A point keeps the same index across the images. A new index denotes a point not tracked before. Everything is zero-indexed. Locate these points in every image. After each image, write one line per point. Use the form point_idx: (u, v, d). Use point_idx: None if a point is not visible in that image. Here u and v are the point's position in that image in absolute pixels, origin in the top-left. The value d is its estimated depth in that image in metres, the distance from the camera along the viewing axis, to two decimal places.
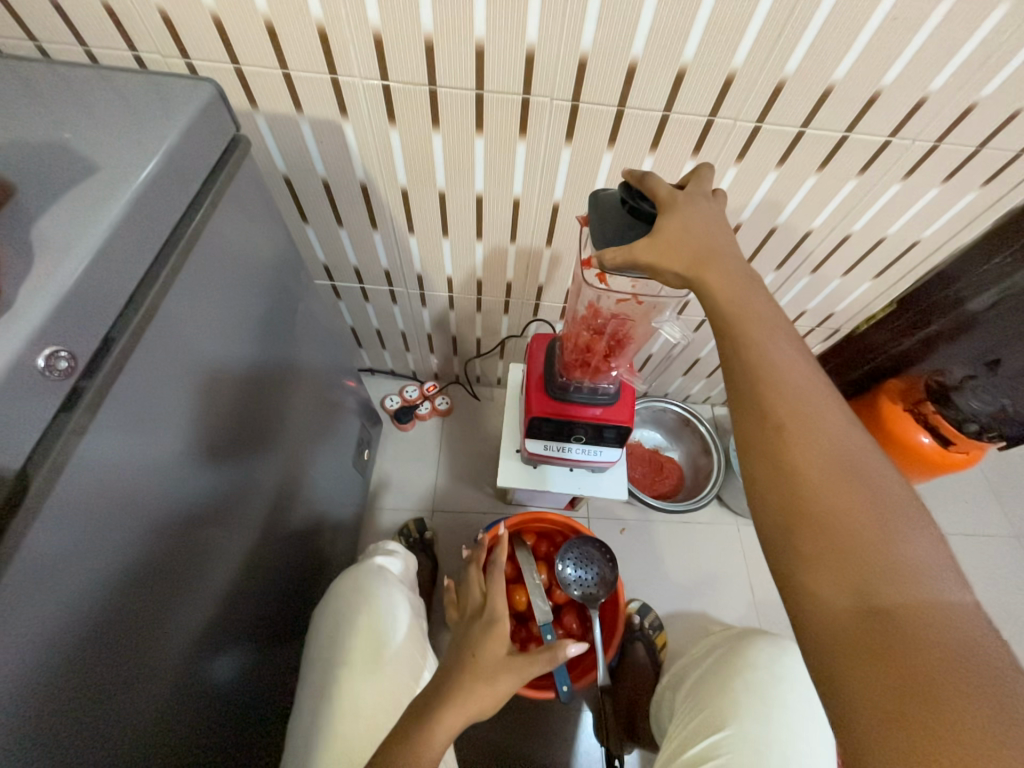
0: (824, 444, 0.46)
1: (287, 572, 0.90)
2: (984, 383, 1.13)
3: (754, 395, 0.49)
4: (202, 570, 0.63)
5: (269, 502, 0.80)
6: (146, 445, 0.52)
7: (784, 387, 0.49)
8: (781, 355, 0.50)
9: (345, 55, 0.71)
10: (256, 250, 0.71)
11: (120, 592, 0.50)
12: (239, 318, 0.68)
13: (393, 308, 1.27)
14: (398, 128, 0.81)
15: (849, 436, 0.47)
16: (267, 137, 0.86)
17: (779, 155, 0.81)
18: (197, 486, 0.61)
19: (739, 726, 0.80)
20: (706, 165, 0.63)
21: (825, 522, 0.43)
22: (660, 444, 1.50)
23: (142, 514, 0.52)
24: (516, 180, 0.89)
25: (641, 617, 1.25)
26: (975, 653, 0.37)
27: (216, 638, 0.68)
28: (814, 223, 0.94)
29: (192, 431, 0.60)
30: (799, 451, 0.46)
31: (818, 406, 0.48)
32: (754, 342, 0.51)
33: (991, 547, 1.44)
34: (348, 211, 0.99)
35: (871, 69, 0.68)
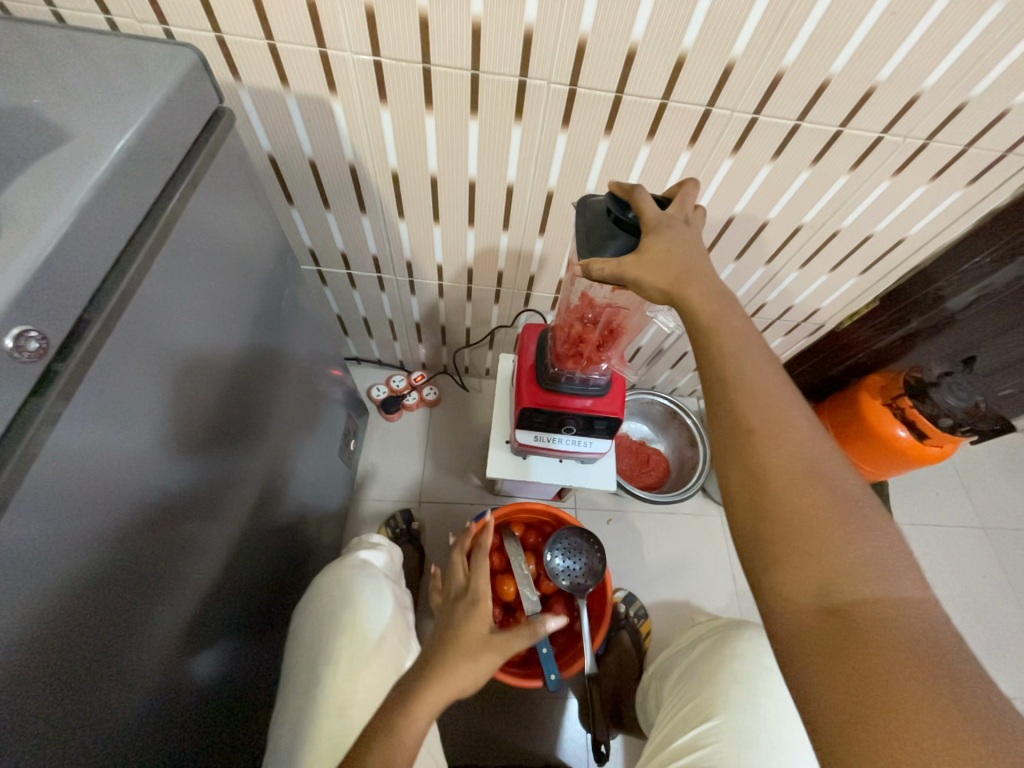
0: (793, 444, 0.42)
1: (269, 569, 0.75)
2: (960, 379, 1.02)
3: (720, 394, 0.45)
4: (206, 557, 0.57)
5: (250, 499, 0.67)
6: (137, 425, 0.45)
7: (753, 390, 0.44)
8: (748, 359, 0.46)
9: (336, 24, 0.57)
10: (221, 217, 0.55)
11: (126, 572, 0.44)
12: (199, 292, 0.52)
13: (381, 296, 1.05)
14: (435, 113, 0.66)
15: (818, 442, 0.43)
16: (252, 115, 0.68)
17: (853, 160, 0.71)
18: (205, 457, 0.56)
19: (728, 716, 0.68)
20: (693, 179, 0.56)
21: (780, 516, 0.40)
22: (645, 436, 1.32)
23: (140, 491, 0.46)
24: (510, 164, 0.73)
25: (627, 605, 1.07)
26: (941, 660, 0.34)
27: (216, 636, 0.61)
28: (908, 231, 0.83)
29: (178, 413, 0.50)
30: (771, 450, 0.42)
31: (787, 410, 0.44)
32: (721, 345, 0.47)
33: (975, 543, 1.29)
34: (335, 192, 0.79)
35: (917, 70, 0.59)
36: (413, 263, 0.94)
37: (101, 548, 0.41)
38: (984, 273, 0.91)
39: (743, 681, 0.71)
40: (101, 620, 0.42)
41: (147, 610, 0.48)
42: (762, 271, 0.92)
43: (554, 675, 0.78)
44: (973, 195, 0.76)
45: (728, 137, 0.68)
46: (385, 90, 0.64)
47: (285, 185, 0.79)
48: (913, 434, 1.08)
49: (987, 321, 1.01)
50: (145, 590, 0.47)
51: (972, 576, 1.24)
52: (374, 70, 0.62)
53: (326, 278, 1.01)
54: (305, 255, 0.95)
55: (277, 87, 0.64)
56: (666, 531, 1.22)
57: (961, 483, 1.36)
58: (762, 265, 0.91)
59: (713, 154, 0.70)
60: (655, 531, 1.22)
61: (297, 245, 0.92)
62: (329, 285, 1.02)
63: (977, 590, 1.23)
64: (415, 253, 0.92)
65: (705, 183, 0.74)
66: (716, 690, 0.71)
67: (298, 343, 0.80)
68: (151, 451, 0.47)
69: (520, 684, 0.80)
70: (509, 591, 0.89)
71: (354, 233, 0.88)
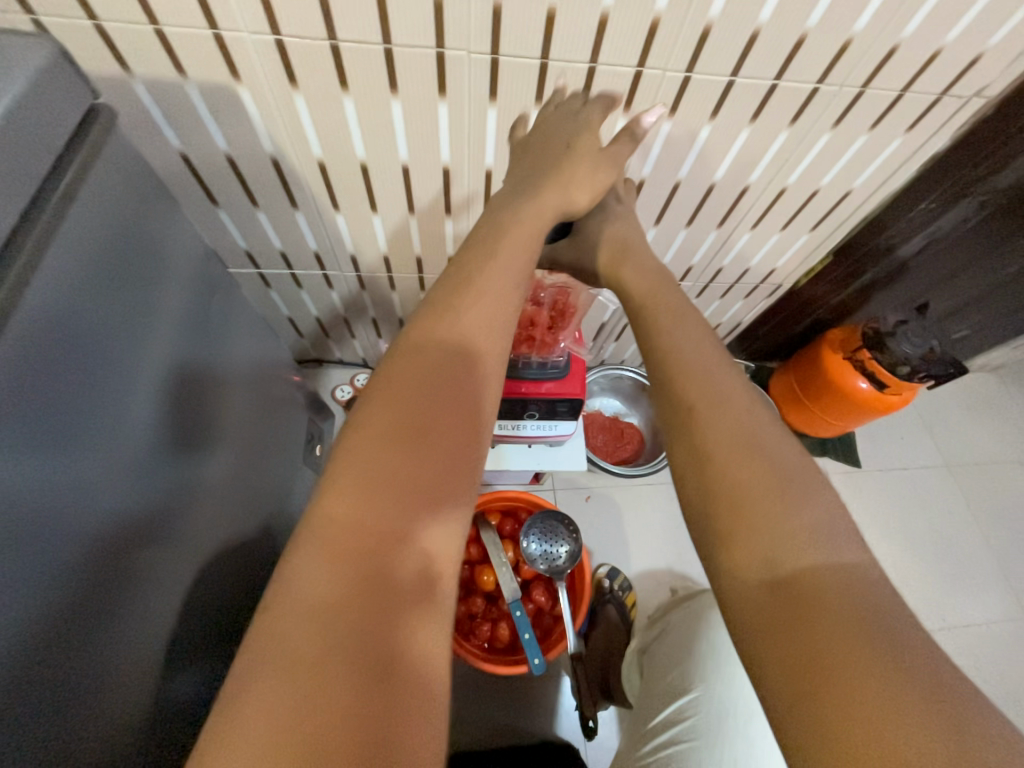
0: (731, 421, 0.43)
1: (244, 579, 0.74)
2: (916, 326, 1.05)
3: (662, 379, 0.47)
4: (175, 576, 0.57)
5: (219, 504, 0.66)
6: (77, 452, 0.44)
7: (691, 372, 0.46)
8: (685, 343, 0.48)
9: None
10: (146, 234, 0.53)
11: (84, 593, 0.44)
12: (133, 312, 0.50)
13: (330, 293, 1.00)
14: (352, 94, 0.62)
15: (757, 416, 0.44)
16: (152, 110, 0.63)
17: (792, 114, 0.69)
18: (163, 476, 0.55)
19: (706, 687, 0.70)
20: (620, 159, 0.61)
21: (718, 490, 0.41)
22: (618, 411, 1.31)
23: (88, 517, 0.45)
24: (442, 144, 0.69)
25: (610, 579, 1.09)
26: (876, 619, 0.34)
27: (193, 651, 0.61)
28: (855, 183, 0.82)
29: (120, 428, 0.48)
30: (709, 428, 0.43)
31: (725, 390, 0.45)
32: (661, 334, 0.50)
33: (940, 482, 1.34)
34: (260, 188, 0.74)
35: (846, 14, 0.57)
36: (358, 256, 0.90)
37: (45, 578, 0.41)
38: (930, 218, 0.92)
39: (719, 648, 0.73)
40: (57, 650, 0.42)
41: (110, 634, 0.47)
42: (715, 235, 0.90)
43: (537, 658, 0.79)
44: (914, 140, 0.76)
45: (663, 97, 0.65)
46: (294, 72, 0.59)
47: (205, 185, 0.74)
48: (873, 385, 1.10)
49: (939, 264, 1.03)
50: (106, 615, 0.47)
51: (937, 512, 1.30)
52: (277, 50, 0.57)
53: (269, 280, 0.95)
54: (241, 259, 0.89)
55: (173, 78, 0.59)
56: (645, 502, 1.23)
57: (924, 425, 1.41)
58: (713, 229, 0.89)
59: (650, 118, 0.67)
60: (635, 504, 1.23)
61: (231, 250, 0.87)
62: (273, 287, 0.97)
63: (942, 525, 1.28)
64: (358, 247, 0.87)
65: (645, 149, 0.72)
66: (695, 660, 0.74)
67: (253, 354, 0.78)
68: (97, 477, 0.46)
69: (507, 672, 0.81)
70: (488, 580, 0.89)
71: (290, 232, 0.83)
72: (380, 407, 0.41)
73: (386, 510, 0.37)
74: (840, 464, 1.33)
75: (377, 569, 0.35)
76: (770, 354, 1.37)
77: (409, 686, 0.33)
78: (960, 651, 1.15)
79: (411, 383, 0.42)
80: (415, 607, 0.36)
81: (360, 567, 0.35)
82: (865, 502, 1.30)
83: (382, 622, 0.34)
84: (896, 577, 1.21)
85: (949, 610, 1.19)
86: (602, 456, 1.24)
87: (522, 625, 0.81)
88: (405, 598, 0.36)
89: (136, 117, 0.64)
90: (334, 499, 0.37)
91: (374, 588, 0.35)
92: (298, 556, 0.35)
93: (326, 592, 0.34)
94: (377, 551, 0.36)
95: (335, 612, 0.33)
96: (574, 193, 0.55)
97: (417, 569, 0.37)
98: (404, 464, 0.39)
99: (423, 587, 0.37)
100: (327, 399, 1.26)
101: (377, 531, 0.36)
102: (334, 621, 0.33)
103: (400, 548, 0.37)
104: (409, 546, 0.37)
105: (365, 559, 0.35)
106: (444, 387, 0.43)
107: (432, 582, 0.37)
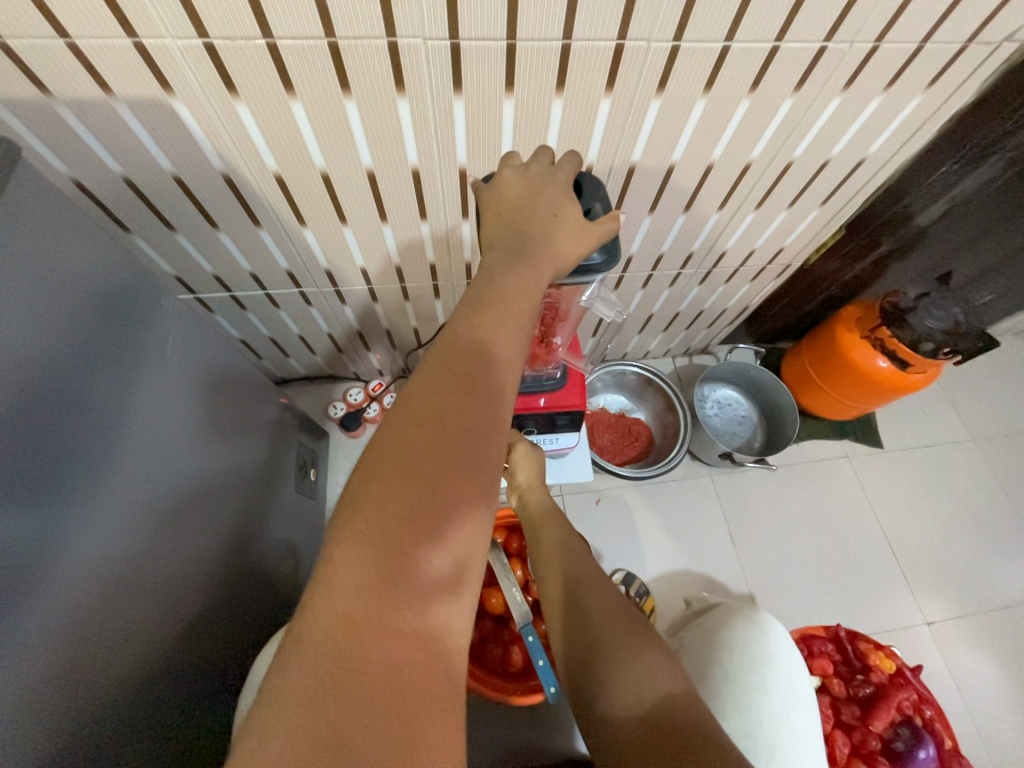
0: (592, 589, 0.66)
1: (250, 607, 0.74)
2: (936, 299, 0.97)
3: (560, 595, 0.68)
4: (182, 611, 0.58)
5: (223, 522, 0.68)
6: (66, 504, 0.44)
7: (564, 553, 0.72)
8: (562, 538, 0.74)
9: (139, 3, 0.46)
10: (121, 280, 0.53)
11: (103, 617, 0.47)
12: (112, 360, 0.51)
13: (309, 311, 0.94)
14: (300, 98, 0.55)
15: (609, 592, 0.66)
16: (85, 134, 0.58)
17: (797, 79, 0.62)
18: (162, 516, 0.56)
19: (728, 721, 0.66)
20: (574, 153, 0.53)
21: (591, 623, 0.62)
22: (624, 407, 1.25)
23: (85, 565, 0.46)
24: (408, 145, 0.63)
25: (627, 586, 1.01)
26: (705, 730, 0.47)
27: (206, 682, 0.62)
28: (868, 150, 0.75)
29: (118, 460, 0.50)
30: (583, 600, 0.65)
31: (580, 553, 0.72)
32: (547, 537, 0.75)
33: (970, 457, 1.27)
34: (218, 208, 0.68)
35: None
36: (334, 271, 0.84)
37: (42, 630, 0.42)
38: (952, 181, 0.83)
39: (734, 678, 0.69)
40: (60, 695, 0.43)
41: (113, 675, 0.48)
42: (715, 218, 0.83)
43: (553, 688, 0.73)
44: (934, 98, 0.68)
45: (650, 71, 0.58)
46: (232, 79, 0.53)
47: (158, 210, 0.68)
48: (894, 363, 1.03)
49: (961, 230, 0.95)
50: (109, 656, 0.48)
51: (967, 489, 1.23)
52: (209, 55, 0.50)
53: (244, 303, 0.90)
54: (210, 283, 0.84)
55: (99, 95, 0.53)
56: (658, 501, 1.18)
57: (947, 398, 1.34)
58: (714, 213, 0.82)
59: (637, 97, 0.60)
60: (647, 504, 1.18)
61: (198, 275, 0.81)
62: (249, 309, 0.92)
63: (972, 503, 1.22)
64: (332, 261, 0.82)
65: (635, 132, 0.65)
66: (707, 690, 0.69)
67: (244, 386, 0.77)
68: (93, 525, 0.47)
69: (525, 700, 0.78)
70: (497, 603, 0.87)
71: (257, 252, 0.77)
72: (401, 423, 0.37)
73: (420, 529, 0.34)
74: (861, 445, 1.27)
75: (416, 589, 0.33)
76: (779, 335, 1.30)
77: (451, 687, 0.33)
78: (1000, 634, 1.09)
79: (438, 394, 0.38)
80: (452, 618, 0.35)
81: (398, 593, 0.32)
82: (890, 483, 1.23)
83: (425, 639, 0.33)
84: (927, 560, 1.15)
85: (986, 591, 1.13)
86: (609, 456, 1.19)
87: (534, 651, 0.75)
88: (444, 612, 0.34)
89: (70, 143, 0.58)
90: (361, 521, 0.33)
91: (413, 610, 0.33)
92: (330, 584, 0.32)
93: (365, 619, 0.31)
94: (413, 571, 0.33)
95: (378, 637, 0.31)
96: (562, 255, 0.47)
97: (457, 582, 0.35)
98: (436, 480, 0.35)
99: (462, 598, 0.36)
100: (320, 417, 1.21)
101: (413, 555, 0.33)
102: (375, 647, 0.31)
103: (436, 569, 0.34)
104: (445, 563, 0.35)
105: (403, 583, 0.33)
106: (471, 395, 0.39)
107: (467, 592, 0.36)
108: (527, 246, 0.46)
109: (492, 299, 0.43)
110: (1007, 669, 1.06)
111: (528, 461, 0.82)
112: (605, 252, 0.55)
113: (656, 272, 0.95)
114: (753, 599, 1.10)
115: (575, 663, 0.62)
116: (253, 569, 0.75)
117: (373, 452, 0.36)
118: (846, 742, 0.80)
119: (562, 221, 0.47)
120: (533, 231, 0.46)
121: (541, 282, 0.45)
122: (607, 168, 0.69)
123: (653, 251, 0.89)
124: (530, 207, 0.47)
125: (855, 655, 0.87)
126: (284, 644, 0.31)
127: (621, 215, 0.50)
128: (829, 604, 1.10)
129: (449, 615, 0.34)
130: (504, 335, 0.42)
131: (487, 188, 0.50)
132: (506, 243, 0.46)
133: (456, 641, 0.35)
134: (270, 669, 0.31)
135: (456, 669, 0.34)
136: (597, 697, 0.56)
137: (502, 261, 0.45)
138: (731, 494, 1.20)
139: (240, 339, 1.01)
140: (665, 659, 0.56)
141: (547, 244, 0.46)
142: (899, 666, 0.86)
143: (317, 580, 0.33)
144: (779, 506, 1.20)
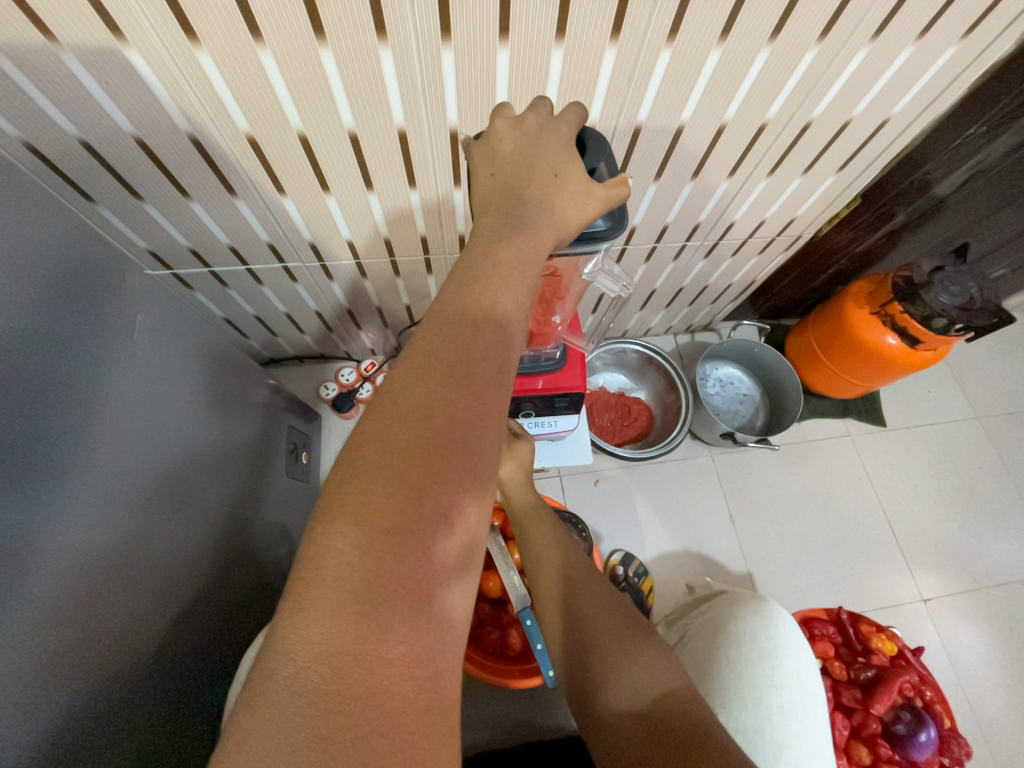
0: (584, 586, 0.64)
1: (244, 595, 0.72)
2: (952, 273, 0.91)
3: (550, 595, 0.66)
4: (174, 599, 0.56)
5: (214, 510, 0.65)
6: (46, 492, 0.42)
7: (554, 552, 0.69)
8: (551, 538, 0.71)
9: None
10: (84, 251, 0.49)
11: (100, 601, 0.46)
12: (90, 339, 0.48)
13: (295, 287, 0.89)
14: (269, 48, 0.50)
15: (603, 589, 0.64)
16: (34, 92, 0.52)
17: (824, 25, 0.56)
18: (145, 502, 0.53)
19: (729, 713, 0.65)
20: (576, 103, 0.48)
21: (584, 622, 0.61)
22: (624, 386, 1.22)
23: (64, 556, 0.43)
24: (394, 100, 0.57)
25: (625, 566, 1.01)
26: (702, 731, 0.48)
27: (203, 669, 0.61)
28: (892, 111, 0.69)
29: (106, 440, 0.48)
30: (575, 601, 0.63)
31: (572, 549, 0.70)
32: (536, 534, 0.72)
33: (974, 436, 1.25)
34: (188, 175, 0.63)
35: None
36: (319, 245, 0.79)
37: (32, 622, 0.40)
38: (977, 145, 0.78)
39: (739, 670, 0.68)
40: (48, 687, 0.41)
41: (109, 663, 0.47)
42: (724, 187, 0.78)
43: (551, 671, 0.72)
44: (970, 51, 0.62)
45: (661, 16, 0.52)
46: (191, 25, 0.47)
47: (124, 178, 0.63)
48: (904, 341, 0.98)
49: (982, 199, 0.90)
50: (98, 646, 0.46)
51: (970, 469, 1.22)
52: None
53: (224, 279, 0.85)
54: (187, 258, 0.79)
55: (42, 44, 0.48)
56: (657, 483, 1.16)
57: (953, 376, 1.31)
58: (724, 181, 0.77)
59: (646, 46, 0.54)
60: (646, 485, 1.16)
61: (173, 249, 0.76)
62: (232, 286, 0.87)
63: (975, 482, 1.20)
64: (316, 234, 0.76)
65: (641, 88, 0.59)
66: (710, 686, 0.68)
67: (230, 367, 0.73)
68: (70, 512, 0.44)
69: (524, 682, 0.78)
70: (495, 585, 0.86)
71: (235, 225, 0.72)
72: (384, 423, 0.33)
73: (406, 542, 0.31)
74: (863, 425, 1.25)
75: (403, 609, 0.30)
76: (784, 311, 1.27)
77: (445, 708, 0.31)
78: (997, 612, 1.09)
79: (425, 388, 0.34)
80: (444, 635, 0.32)
81: (381, 616, 0.30)
82: (891, 463, 1.22)
83: (415, 663, 0.30)
84: (927, 540, 1.15)
85: (984, 570, 1.13)
86: (608, 437, 1.16)
87: (533, 636, 0.74)
88: (435, 629, 0.32)
89: (12, 99, 0.52)
90: (340, 534, 0.30)
91: (399, 632, 0.30)
92: (305, 609, 0.29)
93: (344, 650, 0.29)
94: (400, 590, 0.31)
95: (361, 665, 0.29)
96: (562, 221, 0.42)
97: (446, 595, 0.33)
98: (423, 486, 0.32)
99: (452, 612, 0.33)
100: (311, 399, 1.17)
101: (398, 571, 0.31)
102: (356, 676, 0.29)
103: (424, 583, 0.31)
104: (436, 576, 0.32)
105: (388, 604, 0.30)
106: (462, 387, 0.35)
107: (458, 602, 0.34)
108: (524, 211, 0.41)
109: (487, 272, 0.39)
110: (1003, 646, 1.06)
111: (513, 454, 0.78)
112: (611, 219, 0.50)
113: (660, 244, 0.90)
114: (751, 579, 1.09)
115: (572, 661, 0.60)
116: (245, 556, 0.73)
117: (353, 455, 0.33)
118: (845, 725, 0.81)
119: (564, 181, 0.43)
120: (530, 193, 0.42)
121: (540, 252, 0.41)
122: (611, 129, 0.64)
123: (658, 222, 0.84)
124: (526, 165, 0.42)
125: (856, 637, 0.88)
126: (254, 674, 0.29)
127: (629, 178, 0.45)
128: (828, 584, 1.10)
129: (440, 633, 0.32)
130: (502, 311, 0.38)
131: (476, 145, 0.45)
132: (500, 208, 0.41)
133: (448, 661, 0.32)
134: (243, 696, 0.28)
135: (448, 691, 0.32)
136: (593, 700, 0.55)
137: (495, 229, 0.40)
138: (731, 473, 1.18)
139: (224, 317, 0.97)
140: (664, 652, 0.56)
141: (547, 209, 0.42)
142: (900, 647, 0.87)
143: (290, 601, 0.30)
144: (779, 487, 1.18)
